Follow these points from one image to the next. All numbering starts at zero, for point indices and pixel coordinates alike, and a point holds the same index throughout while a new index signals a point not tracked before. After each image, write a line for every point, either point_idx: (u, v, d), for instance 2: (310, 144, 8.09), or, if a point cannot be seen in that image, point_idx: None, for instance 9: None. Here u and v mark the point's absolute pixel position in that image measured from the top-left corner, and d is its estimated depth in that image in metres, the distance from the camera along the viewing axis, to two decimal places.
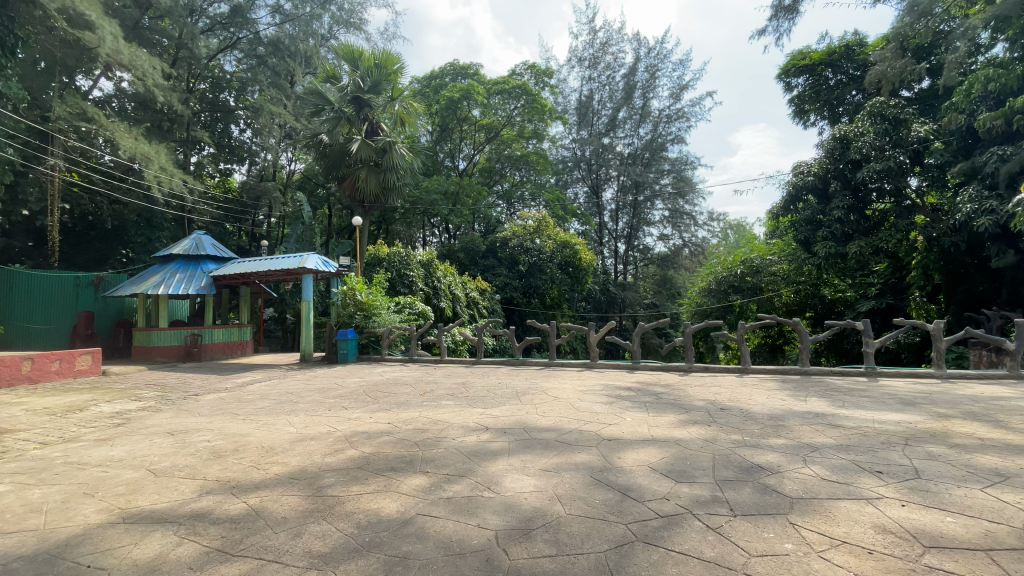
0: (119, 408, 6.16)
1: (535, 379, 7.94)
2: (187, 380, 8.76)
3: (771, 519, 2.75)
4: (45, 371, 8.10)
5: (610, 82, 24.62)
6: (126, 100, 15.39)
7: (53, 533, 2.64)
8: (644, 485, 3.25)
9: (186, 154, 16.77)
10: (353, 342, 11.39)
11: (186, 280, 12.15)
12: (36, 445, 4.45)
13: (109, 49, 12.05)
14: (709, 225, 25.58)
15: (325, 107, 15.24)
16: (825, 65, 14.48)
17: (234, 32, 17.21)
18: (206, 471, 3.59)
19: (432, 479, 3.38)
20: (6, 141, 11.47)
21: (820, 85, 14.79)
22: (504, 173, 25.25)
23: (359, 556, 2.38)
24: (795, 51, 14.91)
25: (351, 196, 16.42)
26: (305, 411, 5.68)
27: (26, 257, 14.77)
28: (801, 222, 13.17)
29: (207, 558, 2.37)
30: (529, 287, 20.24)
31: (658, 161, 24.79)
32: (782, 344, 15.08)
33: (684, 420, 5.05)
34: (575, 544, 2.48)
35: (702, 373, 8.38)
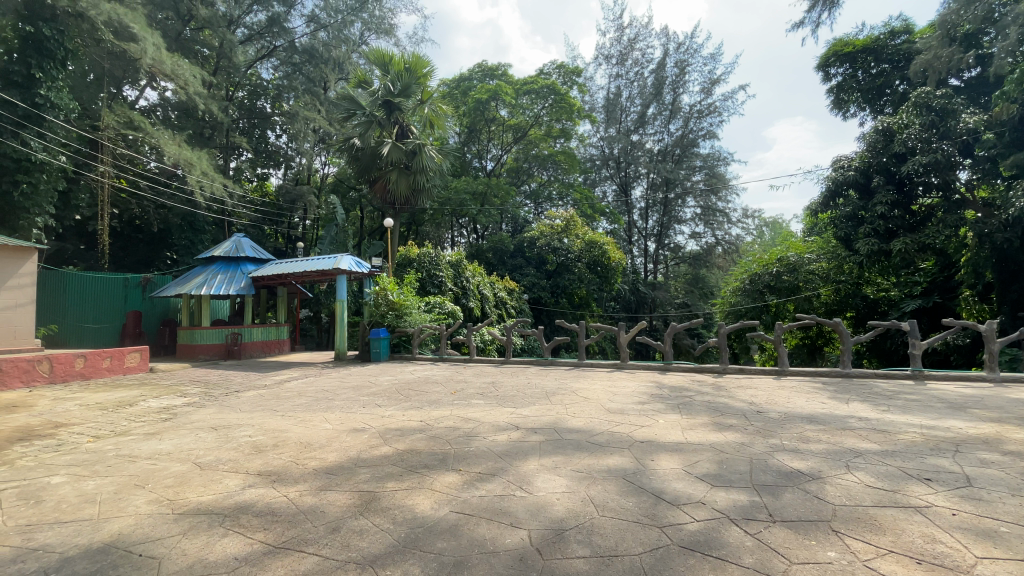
0: (165, 404, 6.44)
1: (565, 379, 7.90)
2: (228, 377, 9.09)
3: (813, 526, 2.67)
4: (96, 368, 8.54)
5: (638, 78, 24.27)
6: (169, 109, 16.11)
7: (106, 524, 2.78)
8: (678, 489, 3.19)
9: (226, 159, 17.39)
10: (385, 341, 11.58)
11: (226, 280, 12.61)
12: (90, 438, 4.70)
13: (151, 58, 12.59)
14: (743, 222, 24.89)
15: (357, 111, 15.78)
16: (867, 53, 13.89)
17: (271, 41, 17.80)
18: (247, 465, 3.72)
19: (464, 477, 3.41)
20: (60, 149, 12.15)
21: (861, 75, 14.20)
22: (532, 173, 25.23)
23: (396, 552, 2.41)
24: (835, 40, 14.31)
25: (382, 199, 16.71)
26: (340, 408, 5.80)
27: (79, 259, 15.54)
28: (842, 219, 12.65)
29: (252, 550, 2.46)
30: (557, 287, 20.27)
31: (689, 158, 24.32)
32: (822, 345, 14.59)
33: (719, 423, 4.94)
34: (610, 546, 2.46)
35: (738, 375, 8.16)
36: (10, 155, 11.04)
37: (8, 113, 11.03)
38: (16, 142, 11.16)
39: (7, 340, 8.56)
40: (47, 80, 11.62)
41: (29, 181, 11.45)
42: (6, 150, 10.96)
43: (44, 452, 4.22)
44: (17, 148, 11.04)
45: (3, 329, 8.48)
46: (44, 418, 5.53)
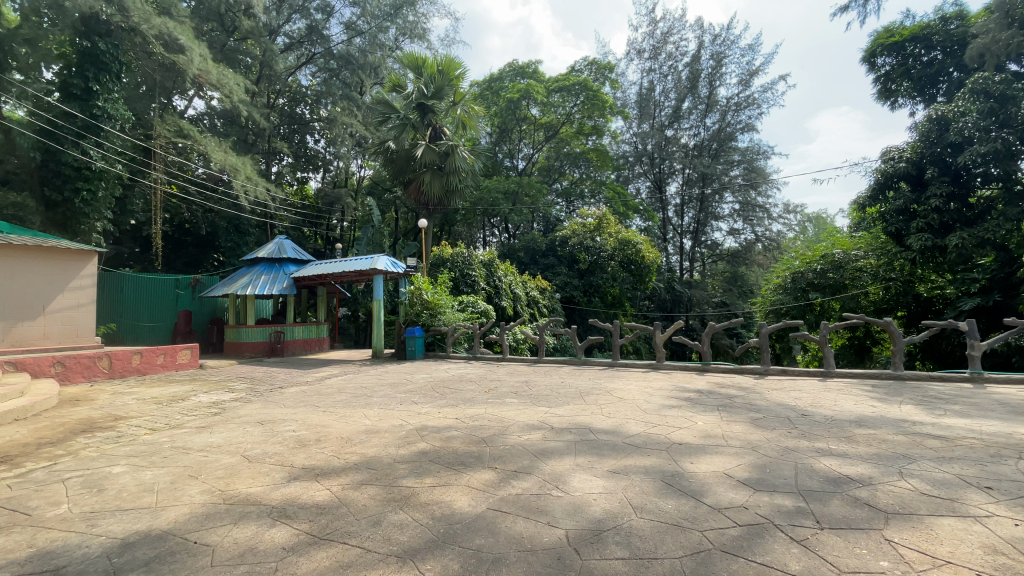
0: (215, 399, 6.75)
1: (599, 379, 7.82)
2: (272, 373, 9.44)
3: (864, 534, 2.55)
4: (151, 364, 9.03)
5: (673, 71, 23.82)
6: (215, 117, 16.82)
7: (164, 512, 2.94)
8: (720, 493, 3.11)
9: (268, 164, 18.05)
10: (420, 340, 11.78)
11: (270, 280, 13.10)
12: (147, 431, 4.97)
13: (198, 68, 13.21)
14: (784, 218, 24.03)
15: (392, 115, 16.11)
16: (915, 42, 13.17)
17: (311, 48, 18.35)
18: (292, 459, 3.85)
19: (500, 475, 3.43)
20: (116, 158, 12.86)
21: (910, 64, 13.46)
22: (563, 171, 25.12)
23: (436, 547, 2.44)
24: (880, 30, 13.69)
25: (416, 200, 16.98)
26: (378, 405, 5.93)
27: (135, 261, 16.57)
28: (892, 213, 12.03)
29: (298, 541, 2.54)
30: (590, 287, 20.15)
31: (726, 152, 23.64)
32: (870, 346, 13.94)
33: (761, 425, 4.78)
34: (649, 549, 2.42)
35: (779, 376, 7.89)
36: (72, 164, 11.85)
37: (69, 124, 11.77)
38: (77, 151, 11.92)
39: (71, 338, 9.14)
40: (104, 92, 12.35)
41: (89, 188, 12.23)
42: (68, 159, 11.79)
43: (106, 444, 4.49)
44: (78, 157, 11.83)
45: (67, 328, 9.07)
46: (105, 411, 5.89)
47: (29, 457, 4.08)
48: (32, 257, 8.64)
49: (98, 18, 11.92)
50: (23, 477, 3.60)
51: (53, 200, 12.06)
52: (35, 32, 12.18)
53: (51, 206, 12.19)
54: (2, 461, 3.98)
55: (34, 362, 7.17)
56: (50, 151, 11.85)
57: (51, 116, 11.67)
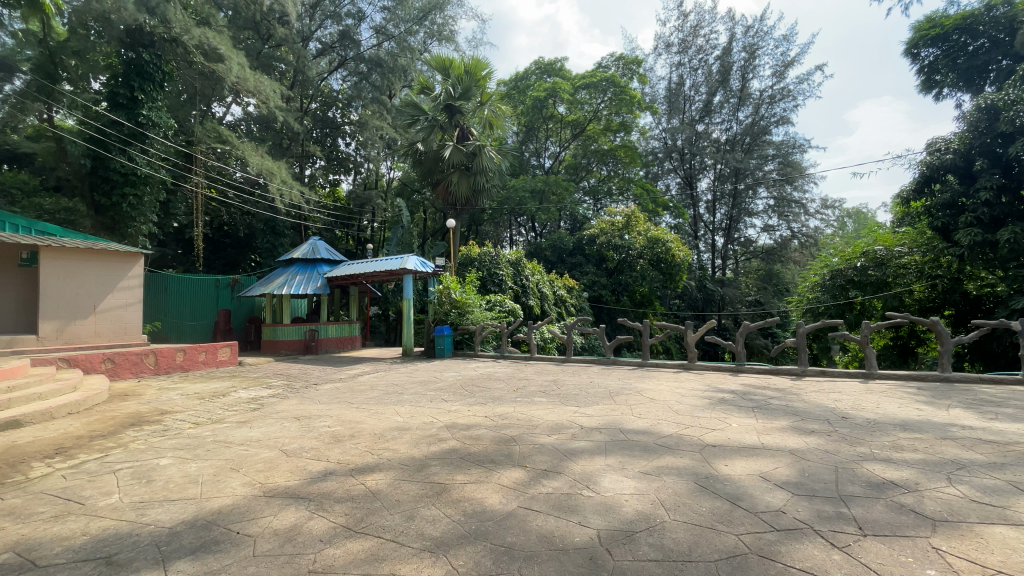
0: (253, 395, 6.99)
1: (629, 379, 7.74)
2: (306, 371, 9.70)
3: (909, 541, 2.44)
4: (194, 361, 9.41)
5: (703, 65, 23.38)
6: (252, 123, 17.37)
7: (208, 502, 3.06)
8: (758, 496, 3.02)
9: (302, 167, 18.56)
10: (448, 339, 11.92)
11: (304, 280, 13.46)
12: (191, 425, 5.19)
13: (236, 76, 13.64)
14: (822, 213, 23.21)
15: (419, 116, 16.25)
16: (960, 31, 12.47)
17: (342, 52, 18.69)
18: (328, 454, 3.95)
19: (530, 474, 3.44)
20: (160, 164, 13.44)
21: (955, 55, 12.75)
22: (591, 169, 24.94)
23: (467, 543, 2.47)
24: (923, 20, 12.99)
25: (444, 201, 17.14)
26: (409, 402, 6.03)
27: (177, 263, 17.17)
28: (938, 207, 11.57)
29: (335, 532, 2.61)
30: (619, 285, 19.95)
31: (760, 146, 22.91)
32: (915, 347, 13.32)
33: (799, 428, 4.64)
34: (683, 551, 2.38)
35: (818, 378, 7.62)
36: (119, 171, 12.48)
37: (116, 132, 12.37)
38: (124, 158, 12.55)
39: (119, 335, 9.59)
40: (148, 101, 12.92)
41: (136, 193, 12.88)
42: (115, 165, 12.42)
43: (153, 437, 4.72)
44: (124, 163, 12.45)
45: (116, 326, 9.55)
46: (152, 405, 6.18)
47: (83, 449, 4.32)
48: (84, 258, 9.13)
49: (142, 30, 12.53)
50: (78, 467, 3.82)
51: (103, 205, 12.74)
52: (82, 44, 12.79)
53: (101, 210, 12.88)
54: (60, 452, 4.23)
55: (85, 359, 7.58)
56: (98, 158, 12.54)
57: (99, 124, 12.32)
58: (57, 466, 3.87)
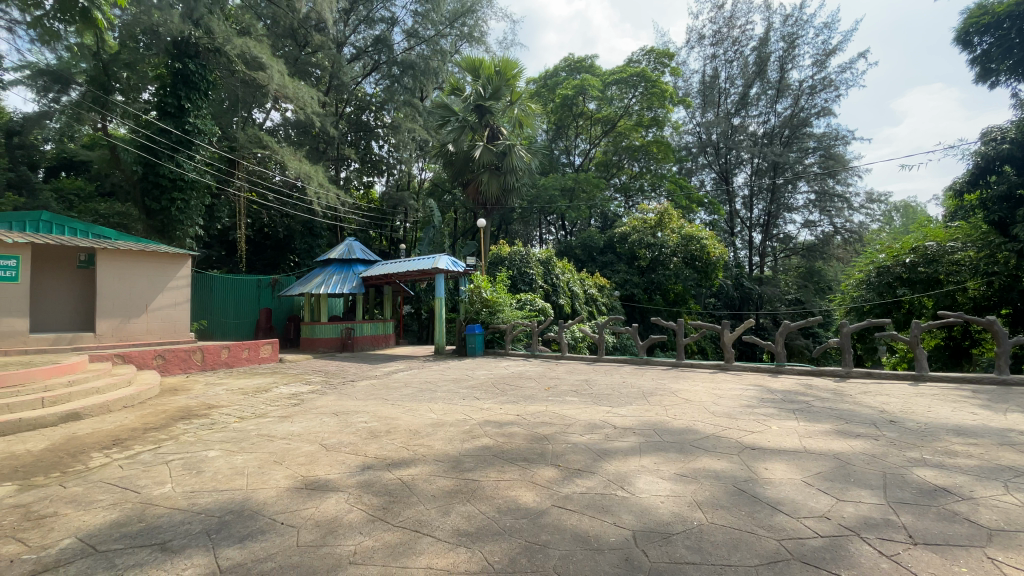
0: (294, 391, 7.23)
1: (663, 380, 7.62)
2: (343, 368, 9.98)
3: (963, 551, 2.32)
4: (238, 358, 9.80)
5: (738, 56, 22.78)
6: (290, 128, 17.85)
7: (253, 493, 3.19)
8: (801, 502, 2.92)
9: (337, 170, 19.04)
10: (480, 337, 12.04)
11: (341, 280, 13.82)
12: (236, 419, 5.42)
13: (277, 83, 14.07)
14: (867, 208, 22.25)
15: (450, 117, 16.45)
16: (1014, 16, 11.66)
17: (376, 57, 19.11)
18: (365, 449, 4.05)
19: (563, 473, 3.43)
20: (205, 169, 14.05)
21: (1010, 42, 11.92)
22: (622, 166, 24.60)
23: (501, 539, 2.49)
24: (974, 6, 12.30)
25: (474, 200, 17.30)
26: (442, 399, 6.12)
27: (221, 264, 17.86)
28: (994, 200, 11.04)
29: (373, 525, 2.67)
30: (651, 283, 19.62)
31: (800, 139, 22.13)
32: (969, 347, 12.60)
33: (844, 431, 4.47)
34: (721, 555, 2.33)
35: (863, 380, 7.33)
36: (168, 176, 13.17)
37: (165, 140, 13.02)
38: (173, 164, 13.23)
39: (170, 332, 10.06)
40: (194, 110, 13.53)
41: (183, 198, 13.53)
42: (165, 171, 13.11)
43: (202, 430, 4.95)
44: (173, 169, 13.14)
45: (167, 324, 10.02)
46: (199, 400, 6.47)
47: (138, 441, 4.57)
48: (137, 260, 9.63)
49: (188, 42, 13.16)
50: (133, 458, 4.04)
51: (154, 209, 13.43)
52: (133, 56, 13.30)
53: (151, 214, 13.58)
54: (117, 444, 4.48)
55: (138, 355, 8.00)
56: (149, 164, 13.24)
57: (150, 133, 13.01)
58: (114, 456, 4.10)
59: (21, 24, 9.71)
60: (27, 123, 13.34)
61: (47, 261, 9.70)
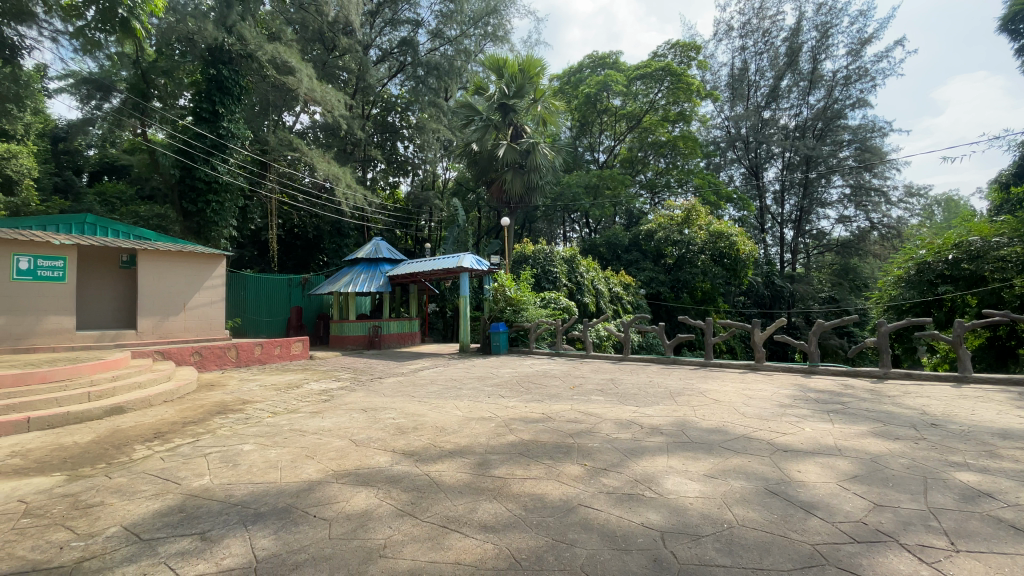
0: (323, 387, 7.41)
1: (691, 379, 7.50)
2: (371, 365, 10.16)
3: (1009, 559, 2.22)
4: (270, 355, 10.09)
5: (769, 48, 22.22)
6: (318, 130, 18.21)
7: (286, 486, 3.29)
8: (836, 505, 2.83)
9: (364, 171, 19.32)
10: (504, 336, 12.07)
11: (368, 279, 14.05)
12: (269, 414, 5.58)
13: (306, 88, 14.30)
14: (906, 202, 21.39)
15: (475, 117, 16.62)
16: None
17: (401, 58, 19.35)
18: (393, 444, 4.12)
19: (589, 471, 3.42)
20: (238, 172, 14.47)
21: None
22: (647, 162, 23.94)
23: (527, 536, 2.50)
24: None
25: (498, 199, 17.41)
26: (467, 397, 6.17)
27: (254, 263, 18.38)
28: None
29: (401, 519, 2.71)
30: (678, 282, 19.28)
31: (834, 132, 21.41)
32: (1015, 347, 11.95)
33: (882, 433, 4.32)
34: (752, 558, 2.28)
35: (902, 381, 7.05)
36: (204, 179, 13.63)
37: (200, 144, 13.49)
38: (208, 167, 13.68)
39: (206, 330, 10.41)
40: (228, 114, 13.94)
41: (218, 200, 14.00)
42: (201, 174, 13.58)
43: (237, 424, 5.12)
44: (208, 172, 13.59)
45: (203, 322, 10.37)
46: (233, 395, 6.69)
47: (178, 434, 4.76)
48: (175, 261, 9.99)
49: (222, 48, 13.54)
50: (173, 451, 4.21)
51: (190, 211, 13.91)
52: (170, 64, 13.84)
53: (188, 216, 14.08)
54: (157, 437, 4.68)
55: (176, 352, 8.32)
56: (186, 168, 13.74)
57: (186, 137, 13.48)
58: (155, 449, 4.28)
59: (64, 34, 10.20)
60: (73, 131, 14.02)
61: (91, 261, 10.16)
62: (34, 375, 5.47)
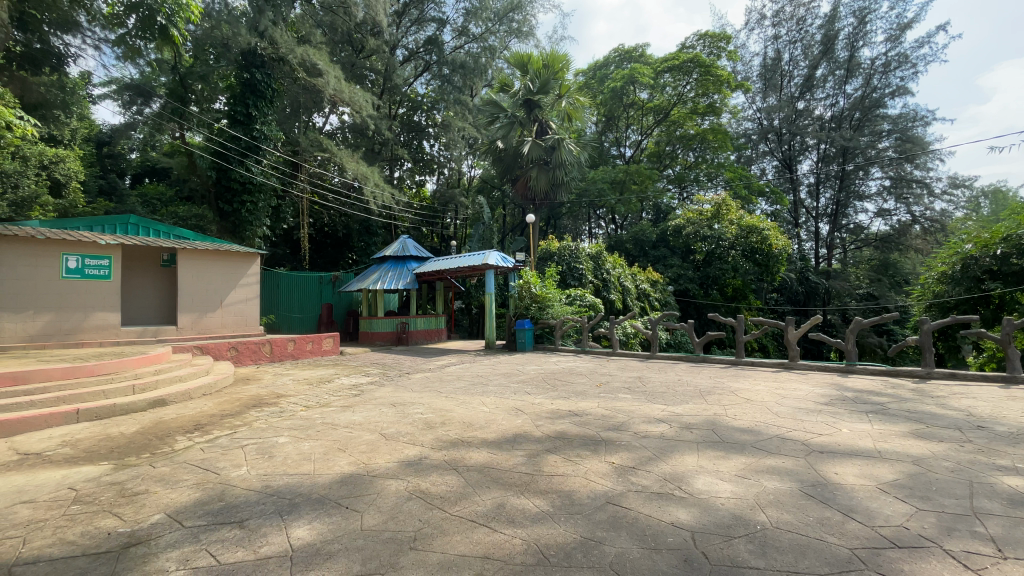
0: (354, 382, 7.57)
1: (721, 378, 7.36)
2: (399, 361, 10.32)
3: None
4: (303, 350, 10.37)
5: (803, 36, 21.50)
6: (346, 131, 18.52)
7: (320, 478, 3.38)
8: (875, 509, 2.74)
9: (391, 170, 19.61)
10: (529, 333, 12.06)
11: (396, 276, 14.24)
12: (302, 408, 5.74)
13: (334, 89, 14.56)
14: (950, 194, 20.45)
15: (500, 114, 16.64)
16: None
17: (427, 57, 19.52)
18: (422, 439, 4.19)
19: (617, 468, 3.40)
20: (271, 172, 14.86)
21: None
22: (676, 156, 23.78)
23: (555, 532, 2.50)
24: None
25: (523, 195, 17.52)
26: (494, 393, 6.21)
27: (286, 261, 18.89)
28: None
29: (431, 514, 2.74)
30: (707, 278, 18.99)
31: (872, 122, 20.59)
32: None
33: (925, 435, 4.14)
34: (788, 561, 2.22)
35: (945, 382, 6.74)
36: (239, 180, 14.08)
37: (235, 145, 13.95)
38: (243, 168, 14.13)
39: (242, 326, 10.77)
40: (261, 117, 14.34)
41: (252, 201, 14.42)
42: (236, 176, 14.04)
43: (272, 417, 5.29)
44: (243, 173, 14.03)
45: (238, 318, 10.72)
46: (268, 389, 6.90)
47: (217, 426, 4.95)
48: (212, 260, 10.35)
49: (255, 53, 13.94)
50: (212, 442, 4.38)
51: (226, 211, 14.39)
52: (205, 69, 14.29)
53: (224, 216, 14.57)
54: (198, 428, 4.88)
55: (214, 347, 8.63)
56: (222, 169, 14.19)
57: (222, 140, 13.94)
58: (195, 440, 4.46)
59: (106, 42, 10.68)
60: (116, 135, 14.67)
61: (136, 261, 10.63)
62: (83, 369, 5.77)
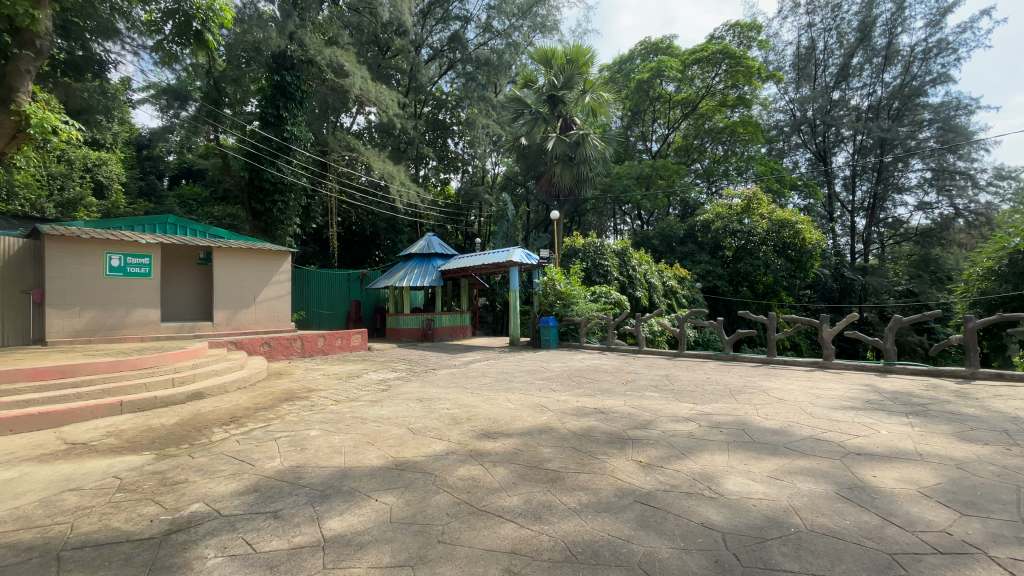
0: (381, 377, 7.69)
1: (752, 377, 7.19)
2: (425, 357, 10.43)
3: None
4: (332, 346, 10.59)
5: (838, 24, 20.77)
6: (373, 130, 18.76)
7: (349, 470, 3.45)
8: (916, 514, 2.64)
9: (417, 169, 19.86)
10: (554, 330, 12.02)
11: (421, 273, 14.40)
12: (332, 402, 5.88)
13: (360, 88, 14.80)
14: (996, 185, 19.46)
15: (523, 110, 16.59)
16: None
17: (451, 55, 19.58)
18: (448, 434, 4.23)
19: (645, 467, 3.36)
20: (301, 172, 15.20)
21: None
22: (704, 150, 23.32)
23: (582, 531, 2.49)
24: None
25: (547, 191, 17.48)
26: (519, 390, 6.22)
27: (315, 259, 19.30)
28: None
29: (459, 508, 2.77)
30: (737, 274, 18.57)
31: (912, 111, 19.73)
32: None
33: (970, 438, 3.94)
34: (823, 565, 2.18)
35: (990, 382, 6.43)
36: (271, 180, 14.47)
37: (267, 147, 14.32)
38: (274, 169, 14.50)
39: (274, 322, 11.08)
40: (291, 118, 14.69)
41: (283, 200, 14.78)
42: (268, 176, 14.42)
43: (303, 410, 5.43)
44: (274, 174, 14.41)
45: (270, 314, 11.02)
46: (299, 384, 7.09)
47: (251, 418, 5.11)
48: (246, 259, 10.67)
49: (284, 55, 14.27)
50: (247, 434, 4.53)
51: (258, 211, 14.77)
52: (237, 73, 14.67)
53: (257, 215, 14.96)
54: (233, 421, 5.04)
55: (248, 342, 8.89)
56: (254, 170, 14.55)
57: (254, 142, 14.35)
58: (231, 432, 4.62)
59: (144, 48, 11.09)
60: (155, 138, 15.25)
61: (174, 260, 11.05)
62: (126, 362, 6.04)
